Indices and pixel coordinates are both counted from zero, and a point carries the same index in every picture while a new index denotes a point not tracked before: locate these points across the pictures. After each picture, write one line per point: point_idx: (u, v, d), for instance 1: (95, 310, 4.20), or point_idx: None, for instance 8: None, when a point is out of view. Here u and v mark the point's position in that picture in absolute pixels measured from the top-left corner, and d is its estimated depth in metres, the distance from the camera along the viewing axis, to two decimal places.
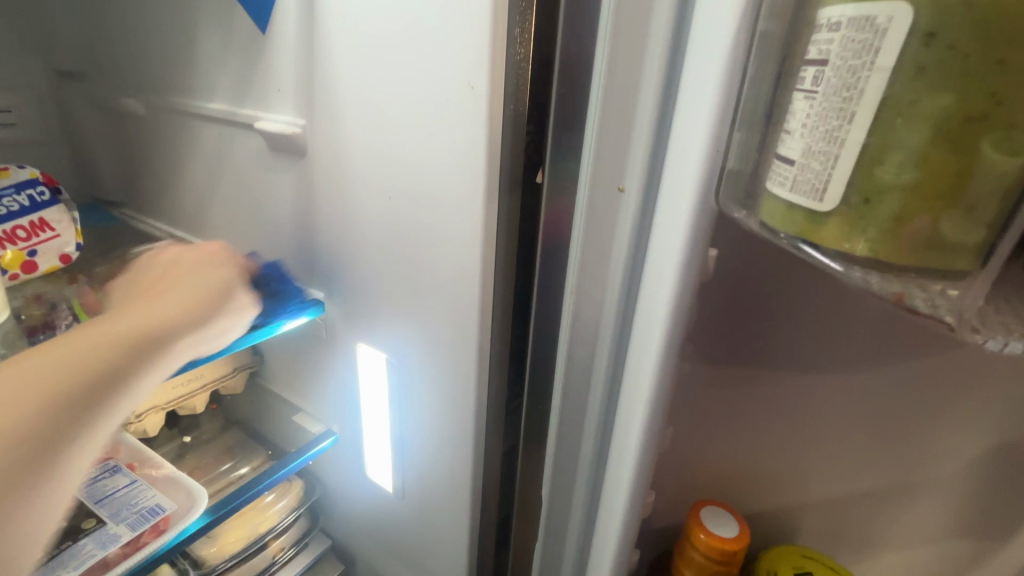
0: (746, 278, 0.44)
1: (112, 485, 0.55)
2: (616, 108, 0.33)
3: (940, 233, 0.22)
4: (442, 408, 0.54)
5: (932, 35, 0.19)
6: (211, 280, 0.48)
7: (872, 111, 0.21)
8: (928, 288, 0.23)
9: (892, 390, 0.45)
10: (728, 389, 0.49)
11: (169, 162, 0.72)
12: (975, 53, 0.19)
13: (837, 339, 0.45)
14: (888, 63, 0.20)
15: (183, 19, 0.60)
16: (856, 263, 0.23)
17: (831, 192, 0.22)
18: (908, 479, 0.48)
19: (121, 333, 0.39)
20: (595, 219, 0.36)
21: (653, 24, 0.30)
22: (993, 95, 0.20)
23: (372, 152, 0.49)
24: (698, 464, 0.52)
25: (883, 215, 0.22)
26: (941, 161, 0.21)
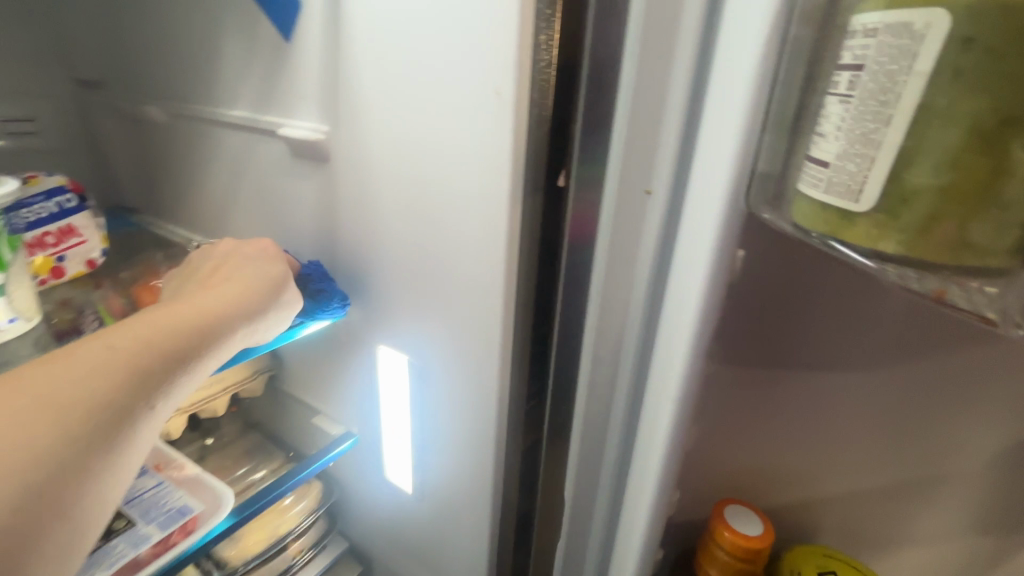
0: (771, 273, 0.46)
1: (140, 485, 0.55)
2: (644, 112, 0.33)
3: (972, 233, 0.22)
4: (464, 409, 0.55)
5: (969, 39, 0.20)
6: (263, 275, 0.49)
7: (908, 113, 0.21)
8: (963, 285, 0.24)
9: (915, 384, 0.46)
10: (747, 388, 0.51)
11: (189, 168, 0.73)
12: (1005, 56, 0.20)
13: (859, 332, 0.46)
14: (926, 67, 0.20)
15: (207, 28, 0.61)
16: (890, 261, 0.24)
17: (865, 192, 0.23)
18: (933, 476, 0.48)
19: (184, 321, 0.41)
20: (622, 220, 0.37)
21: (682, 31, 0.30)
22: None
23: (397, 157, 0.50)
24: (721, 458, 0.54)
25: (916, 215, 0.23)
26: (973, 163, 0.22)
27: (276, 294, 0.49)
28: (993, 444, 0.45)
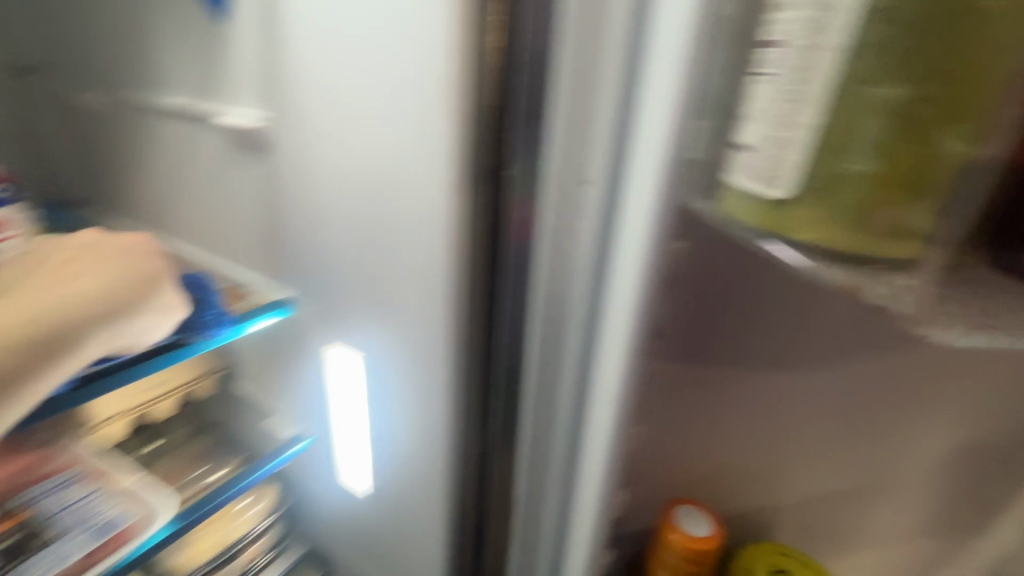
0: (703, 283, 0.41)
1: (70, 496, 0.56)
2: (579, 96, 0.31)
3: (889, 213, 0.25)
4: (414, 410, 0.53)
5: (875, 30, 0.22)
6: (132, 276, 0.50)
7: (823, 102, 0.23)
8: (873, 263, 0.26)
9: (863, 386, 0.44)
10: (699, 394, 0.46)
11: (131, 157, 0.69)
12: (916, 50, 0.23)
13: (806, 341, 0.43)
14: (837, 52, 0.22)
15: (140, 8, 0.57)
16: (814, 250, 0.26)
17: (782, 179, 0.25)
18: (885, 470, 0.48)
19: (17, 328, 0.42)
20: (562, 213, 0.35)
21: (618, 9, 0.28)
22: (926, 90, 0.23)
23: (339, 147, 0.47)
24: (668, 477, 0.50)
25: (834, 198, 0.25)
26: (890, 147, 0.24)
27: (147, 297, 0.50)
28: (937, 437, 0.46)
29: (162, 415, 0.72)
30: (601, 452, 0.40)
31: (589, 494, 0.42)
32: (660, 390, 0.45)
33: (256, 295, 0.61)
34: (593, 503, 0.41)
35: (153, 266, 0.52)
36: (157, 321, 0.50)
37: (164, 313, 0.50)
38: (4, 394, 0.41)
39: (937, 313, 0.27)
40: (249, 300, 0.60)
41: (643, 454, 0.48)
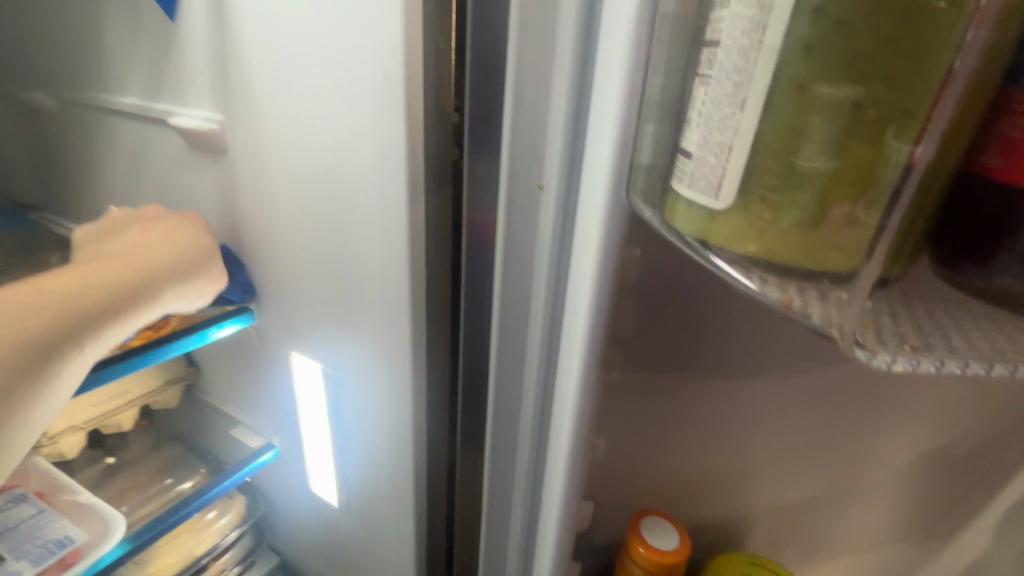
0: (649, 299, 0.37)
1: (15, 516, 0.50)
2: (531, 97, 0.30)
3: (843, 232, 0.20)
4: (379, 420, 0.51)
5: (818, 9, 0.17)
6: (188, 243, 0.51)
7: (762, 97, 0.18)
8: (821, 290, 0.20)
9: (822, 400, 0.41)
10: (656, 405, 0.42)
11: (85, 161, 0.67)
12: (868, 33, 0.17)
13: (762, 357, 0.39)
14: (776, 43, 0.18)
15: (89, 4, 0.55)
16: (759, 272, 0.21)
17: (726, 190, 0.20)
18: (850, 484, 0.45)
19: (112, 276, 0.46)
20: (516, 219, 0.34)
21: (564, 11, 0.27)
22: (889, 76, 0.18)
23: (294, 151, 0.45)
24: (624, 501, 0.46)
25: (782, 213, 0.20)
26: (853, 150, 0.19)
27: (203, 262, 0.51)
28: (899, 445, 0.43)
29: (118, 428, 0.69)
30: (560, 472, 0.38)
31: (551, 514, 0.39)
32: (611, 408, 0.42)
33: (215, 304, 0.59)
34: (556, 522, 0.39)
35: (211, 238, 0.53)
36: (207, 285, 0.51)
37: (210, 281, 0.51)
38: (102, 326, 0.43)
39: (895, 326, 0.22)
40: (207, 309, 0.58)
41: (597, 473, 0.45)
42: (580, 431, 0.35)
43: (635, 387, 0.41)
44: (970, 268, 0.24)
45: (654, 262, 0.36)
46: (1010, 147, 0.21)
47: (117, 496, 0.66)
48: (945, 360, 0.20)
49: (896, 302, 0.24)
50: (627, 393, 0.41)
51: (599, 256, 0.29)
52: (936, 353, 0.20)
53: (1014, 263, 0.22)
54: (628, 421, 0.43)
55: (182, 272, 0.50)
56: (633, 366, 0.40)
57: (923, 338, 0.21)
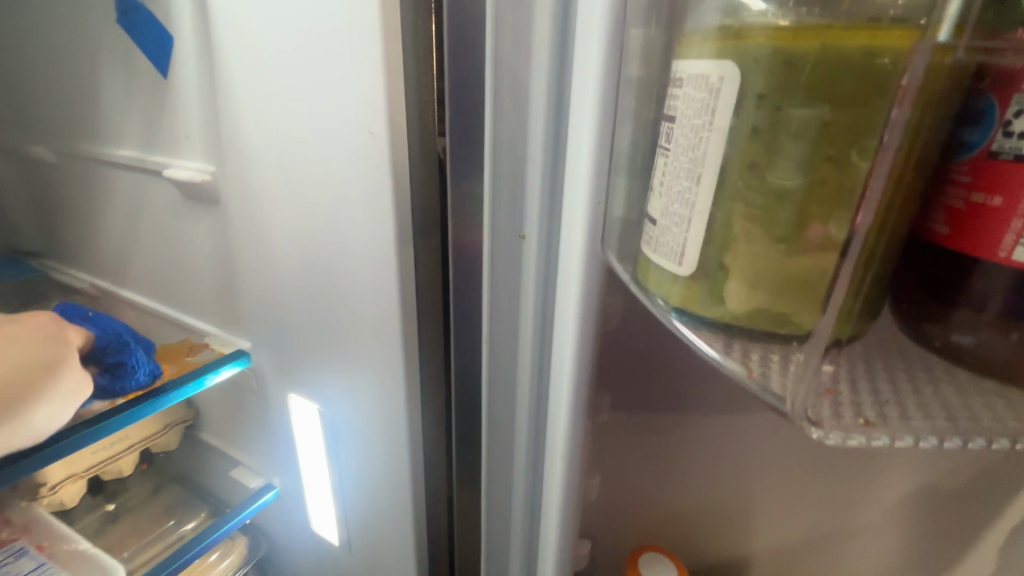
0: (636, 338, 0.38)
1: (16, 570, 0.50)
2: (507, 153, 0.31)
3: (797, 293, 0.20)
4: (377, 462, 0.52)
5: (760, 96, 0.18)
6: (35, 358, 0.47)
7: (715, 173, 0.19)
8: (779, 356, 0.21)
9: (812, 438, 0.41)
10: (650, 442, 0.43)
11: (82, 209, 0.68)
12: (808, 124, 0.18)
13: (746, 397, 0.40)
14: (725, 125, 0.19)
15: (85, 64, 0.57)
16: (723, 332, 0.22)
17: (688, 257, 0.21)
18: (852, 522, 0.44)
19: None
20: (500, 266, 0.34)
21: (536, 70, 0.28)
22: (831, 148, 0.19)
23: (284, 199, 0.46)
24: (622, 536, 0.46)
25: (740, 278, 0.21)
26: (806, 217, 0.19)
27: (50, 381, 0.46)
28: (902, 487, 0.42)
29: (119, 473, 0.69)
30: (555, 512, 0.38)
31: (548, 554, 0.39)
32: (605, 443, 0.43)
33: (211, 348, 0.60)
34: (554, 561, 0.39)
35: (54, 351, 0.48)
36: (59, 409, 0.46)
37: (50, 410, 0.45)
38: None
39: (854, 395, 0.22)
40: (206, 354, 0.59)
41: (594, 507, 0.45)
42: (571, 471, 0.35)
43: (628, 425, 0.42)
44: (929, 325, 0.25)
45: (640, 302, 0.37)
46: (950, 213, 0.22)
47: (116, 543, 0.65)
48: (900, 436, 0.21)
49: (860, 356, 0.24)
50: (621, 427, 0.42)
51: (580, 307, 0.30)
52: (889, 427, 0.21)
53: (969, 322, 0.23)
54: (621, 455, 0.43)
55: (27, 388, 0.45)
56: (626, 403, 0.41)
57: (880, 408, 0.22)
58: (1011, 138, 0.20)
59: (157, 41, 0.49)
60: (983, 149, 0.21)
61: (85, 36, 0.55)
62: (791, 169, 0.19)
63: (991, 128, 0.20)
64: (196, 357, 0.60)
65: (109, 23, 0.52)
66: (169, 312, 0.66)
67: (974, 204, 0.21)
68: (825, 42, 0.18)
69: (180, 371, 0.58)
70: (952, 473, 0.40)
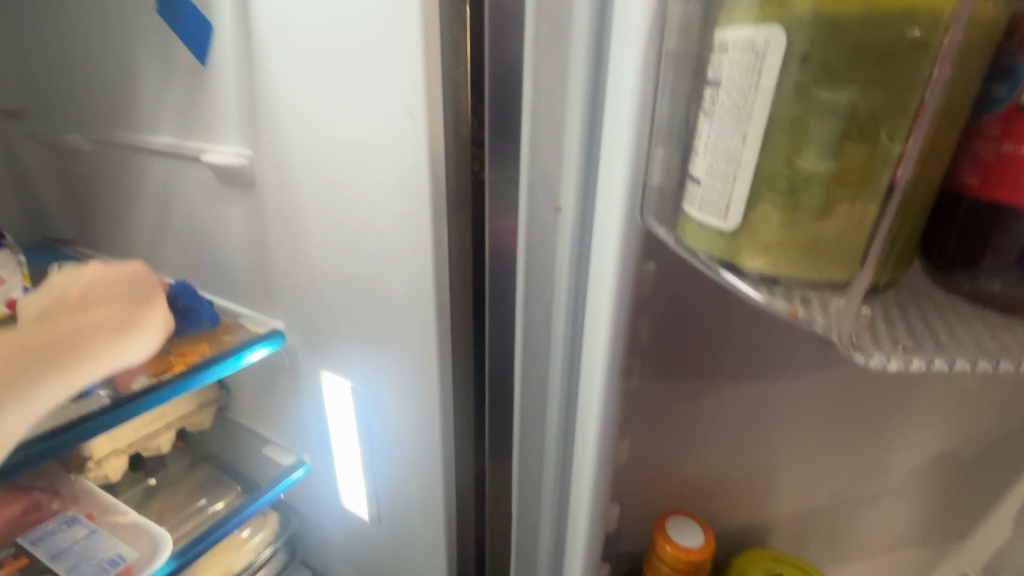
0: (664, 308, 0.40)
1: (68, 537, 0.53)
2: (546, 128, 0.32)
3: (836, 244, 0.22)
4: (409, 435, 0.54)
5: (805, 57, 0.20)
6: (132, 299, 0.56)
7: (761, 132, 0.21)
8: (822, 301, 0.22)
9: (834, 404, 0.43)
10: (676, 410, 0.44)
11: (117, 197, 0.70)
12: (850, 85, 0.20)
13: (770, 364, 0.41)
14: (771, 85, 0.20)
15: (123, 54, 0.59)
16: (766, 284, 0.23)
17: (733, 212, 0.22)
18: (872, 486, 0.46)
19: (84, 329, 0.51)
20: (537, 237, 0.36)
21: (575, 46, 0.30)
22: (873, 106, 0.20)
23: (320, 180, 0.48)
24: (648, 502, 0.48)
25: (783, 231, 0.22)
26: (846, 172, 0.21)
27: (148, 313, 0.55)
28: (922, 451, 0.44)
29: (157, 450, 0.72)
30: (587, 474, 0.39)
31: (580, 514, 0.41)
32: (632, 412, 0.44)
33: (246, 328, 0.62)
34: (585, 521, 0.41)
35: (145, 298, 0.57)
36: (146, 346, 0.53)
37: (148, 339, 0.53)
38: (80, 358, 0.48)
39: (890, 330, 0.24)
40: (241, 334, 0.62)
41: (621, 474, 0.47)
42: (603, 433, 0.37)
43: (656, 394, 0.44)
44: (958, 271, 0.26)
45: (668, 273, 0.38)
46: (982, 166, 0.23)
47: (157, 515, 0.68)
48: (936, 359, 0.22)
49: (892, 305, 0.26)
50: (649, 397, 0.44)
51: (617, 273, 0.32)
52: (925, 352, 0.22)
53: (996, 266, 0.24)
54: (648, 424, 0.45)
55: (126, 325, 0.53)
56: (653, 373, 0.43)
57: (915, 338, 0.23)
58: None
59: (195, 30, 0.51)
60: (1013, 104, 0.22)
61: (123, 27, 0.57)
62: (835, 127, 0.20)
63: (1018, 84, 0.22)
64: (233, 336, 0.62)
65: (148, 14, 0.54)
66: (203, 296, 0.68)
67: (1003, 155, 0.22)
68: (866, 7, 0.19)
69: (217, 349, 0.60)
70: (970, 436, 0.42)
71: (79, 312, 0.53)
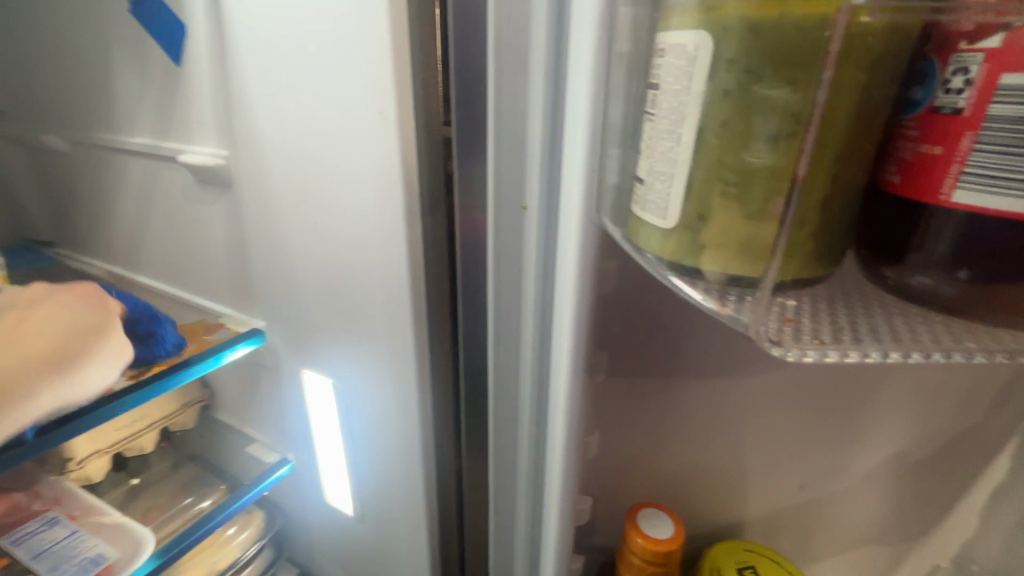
0: (633, 304, 0.41)
1: (50, 537, 0.54)
2: (509, 128, 0.33)
3: (764, 242, 0.23)
4: (388, 433, 0.54)
5: (731, 61, 0.21)
6: (85, 326, 0.50)
7: (692, 133, 0.22)
8: (748, 297, 0.23)
9: (801, 398, 0.44)
10: (645, 405, 0.45)
11: (96, 197, 0.70)
12: (773, 89, 0.21)
13: (737, 359, 0.42)
14: (700, 89, 0.21)
15: (98, 56, 0.59)
16: (704, 279, 0.24)
17: (670, 210, 0.24)
18: (842, 479, 0.47)
19: (33, 356, 0.46)
20: (504, 236, 0.36)
21: (536, 49, 0.30)
22: (793, 109, 0.21)
23: (295, 180, 0.48)
24: (623, 497, 0.49)
25: (715, 229, 0.23)
26: (771, 171, 0.22)
27: (97, 343, 0.49)
28: (888, 443, 0.45)
29: (140, 450, 0.72)
30: (557, 467, 0.40)
31: (552, 507, 0.41)
32: (604, 407, 0.45)
33: (227, 328, 0.63)
34: (557, 513, 0.41)
35: (100, 313, 0.52)
36: (110, 363, 0.49)
37: (116, 357, 0.49)
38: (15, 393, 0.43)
39: (814, 323, 0.25)
40: (222, 333, 0.62)
41: (595, 468, 0.48)
42: (571, 427, 0.38)
43: (625, 389, 0.44)
44: (887, 266, 0.27)
45: (635, 269, 0.39)
46: (905, 165, 0.24)
47: (141, 515, 0.69)
48: (849, 352, 0.23)
49: (823, 300, 0.27)
50: (620, 392, 0.45)
51: (579, 270, 0.32)
52: (841, 346, 0.23)
53: (921, 263, 0.25)
54: (619, 419, 0.46)
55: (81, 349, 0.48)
56: (623, 368, 0.44)
57: (836, 332, 0.24)
58: (949, 94, 0.22)
59: (170, 30, 0.51)
60: (930, 105, 0.23)
61: (98, 27, 0.57)
62: (759, 128, 0.21)
63: (933, 87, 0.23)
64: (213, 336, 0.62)
65: (122, 14, 0.54)
66: (184, 296, 0.69)
67: (920, 154, 0.23)
68: (787, 13, 0.20)
69: (198, 348, 0.60)
70: (934, 428, 0.43)
71: (24, 337, 0.47)
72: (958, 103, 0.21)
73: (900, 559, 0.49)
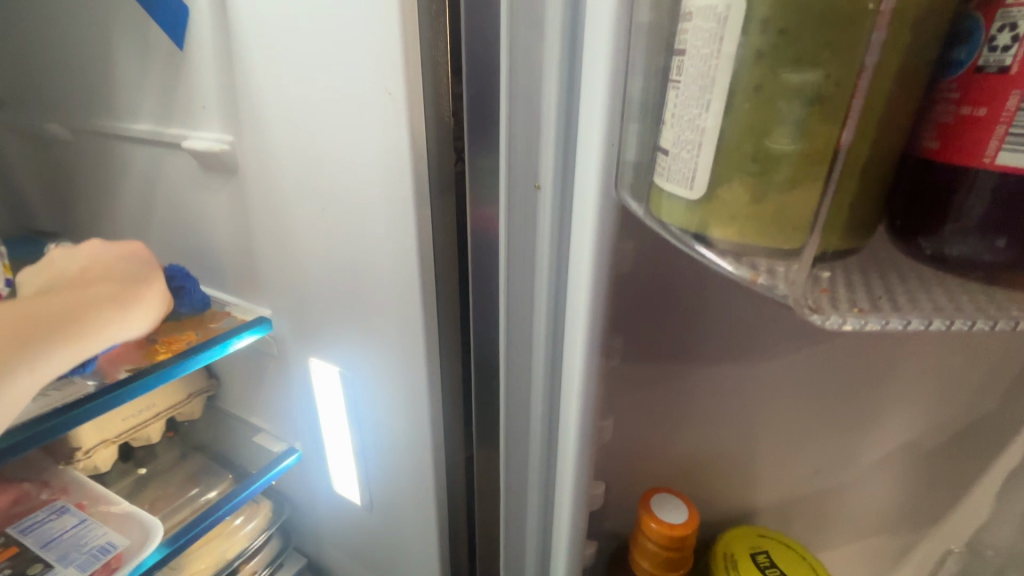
0: (647, 286, 0.40)
1: (59, 526, 0.54)
2: (522, 105, 0.32)
3: (794, 212, 0.23)
4: (397, 420, 0.54)
5: (765, 20, 0.20)
6: (134, 273, 0.56)
7: (723, 97, 0.21)
8: (782, 268, 0.23)
9: (816, 381, 0.43)
10: (658, 390, 0.45)
11: (99, 186, 0.70)
12: (807, 52, 0.20)
13: (751, 342, 0.42)
14: (732, 50, 0.21)
15: (99, 41, 0.58)
16: (733, 251, 0.24)
17: (698, 180, 0.23)
18: (855, 463, 0.47)
19: (92, 293, 0.52)
20: (517, 217, 0.35)
21: (550, 22, 0.30)
22: (828, 73, 0.21)
23: (301, 164, 0.48)
24: (634, 483, 0.49)
25: (744, 199, 0.23)
26: (804, 138, 0.22)
27: (146, 289, 0.55)
28: (903, 427, 0.44)
29: (146, 439, 0.72)
30: (570, 451, 0.40)
31: (564, 492, 0.41)
32: (617, 392, 0.45)
33: (233, 316, 0.62)
34: (570, 498, 0.41)
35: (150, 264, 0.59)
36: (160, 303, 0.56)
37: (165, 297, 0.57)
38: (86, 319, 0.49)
39: (849, 292, 0.25)
40: (228, 321, 0.61)
41: (607, 454, 0.47)
42: (585, 411, 0.37)
43: (638, 374, 0.44)
44: (921, 237, 0.26)
45: (649, 250, 0.38)
46: (942, 131, 0.24)
47: (149, 506, 0.69)
48: (889, 318, 0.23)
49: (855, 274, 0.26)
50: (632, 376, 0.44)
51: (595, 250, 0.32)
52: (881, 313, 0.23)
53: (959, 232, 0.25)
54: (632, 404, 0.45)
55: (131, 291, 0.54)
56: (637, 353, 0.43)
57: (873, 300, 0.24)
58: (994, 53, 0.21)
59: (171, 13, 0.50)
60: (971, 67, 0.22)
61: (98, 11, 0.56)
62: (791, 93, 0.21)
63: (975, 48, 0.22)
64: (219, 324, 0.62)
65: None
66: (190, 285, 0.68)
67: (962, 116, 0.23)
68: None
69: (204, 336, 0.60)
70: (948, 410, 0.43)
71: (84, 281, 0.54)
72: (1004, 62, 0.21)
73: (913, 543, 0.49)
